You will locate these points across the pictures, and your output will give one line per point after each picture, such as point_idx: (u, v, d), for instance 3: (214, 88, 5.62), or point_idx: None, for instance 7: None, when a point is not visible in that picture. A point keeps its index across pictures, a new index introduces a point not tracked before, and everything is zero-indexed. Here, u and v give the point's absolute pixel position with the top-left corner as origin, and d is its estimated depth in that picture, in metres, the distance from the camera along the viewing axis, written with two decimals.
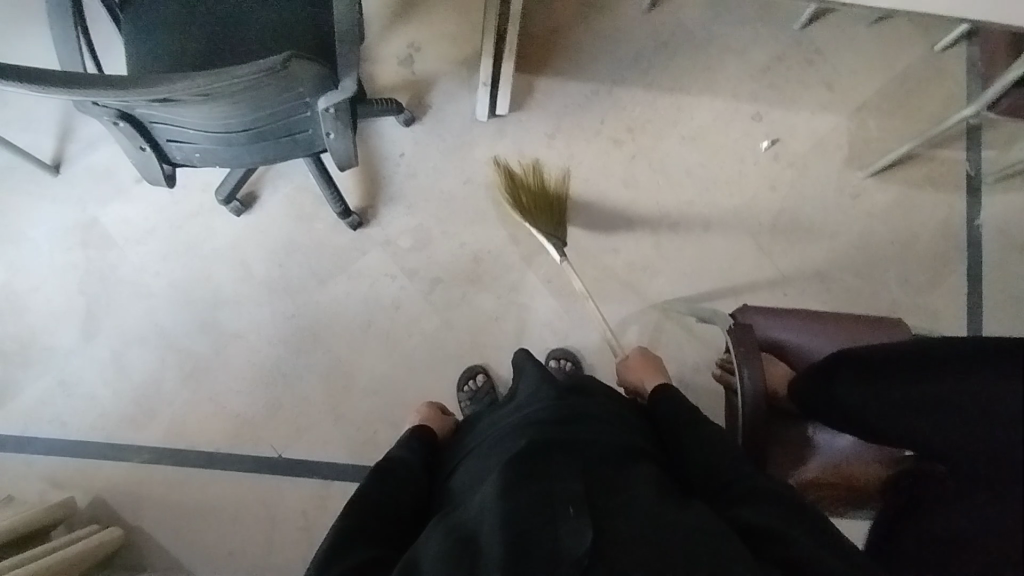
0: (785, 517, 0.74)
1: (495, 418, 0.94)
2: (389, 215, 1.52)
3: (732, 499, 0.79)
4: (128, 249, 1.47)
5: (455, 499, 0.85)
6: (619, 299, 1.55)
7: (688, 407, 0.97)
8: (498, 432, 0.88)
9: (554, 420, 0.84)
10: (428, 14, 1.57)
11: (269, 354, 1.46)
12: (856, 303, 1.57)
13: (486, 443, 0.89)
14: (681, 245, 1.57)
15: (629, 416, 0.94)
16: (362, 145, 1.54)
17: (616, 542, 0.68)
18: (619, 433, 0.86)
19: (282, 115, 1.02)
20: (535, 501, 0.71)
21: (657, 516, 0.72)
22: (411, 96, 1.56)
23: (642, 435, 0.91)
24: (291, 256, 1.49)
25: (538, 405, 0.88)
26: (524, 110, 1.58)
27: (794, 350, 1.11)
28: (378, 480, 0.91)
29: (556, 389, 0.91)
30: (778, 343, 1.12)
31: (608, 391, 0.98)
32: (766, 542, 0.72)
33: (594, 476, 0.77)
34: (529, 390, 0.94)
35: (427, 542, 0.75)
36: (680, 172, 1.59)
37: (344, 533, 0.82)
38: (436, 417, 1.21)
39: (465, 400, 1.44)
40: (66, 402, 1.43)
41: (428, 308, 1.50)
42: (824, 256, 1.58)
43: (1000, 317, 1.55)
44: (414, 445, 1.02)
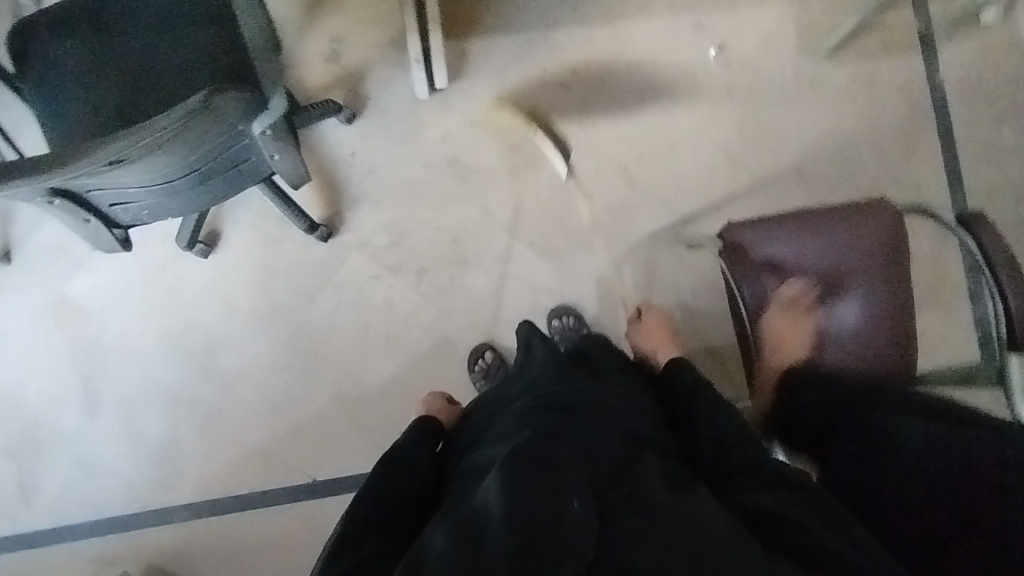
0: (796, 505, 0.72)
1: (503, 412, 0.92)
2: (356, 217, 1.47)
3: (743, 483, 0.78)
4: (106, 317, 1.42)
5: (462, 490, 0.83)
6: (605, 244, 1.53)
7: (697, 382, 0.99)
8: (506, 426, 0.87)
9: (560, 414, 0.84)
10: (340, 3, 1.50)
11: (276, 385, 1.44)
12: (834, 190, 1.57)
13: (496, 431, 0.89)
14: (653, 174, 1.54)
15: (636, 402, 0.93)
16: (311, 154, 1.48)
17: (619, 536, 0.66)
18: (628, 422, 0.86)
19: (205, 156, 0.96)
20: (536, 489, 0.69)
21: (670, 509, 0.70)
22: (346, 92, 1.49)
23: (655, 421, 0.92)
24: (271, 284, 1.45)
25: (542, 404, 0.87)
26: (463, 77, 1.52)
27: (782, 262, 1.13)
28: (391, 476, 0.91)
29: (561, 381, 0.92)
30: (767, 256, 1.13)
31: (611, 370, 1.01)
32: (772, 528, 0.70)
33: (601, 466, 0.75)
34: (535, 375, 0.96)
35: (430, 532, 0.74)
36: (635, 101, 1.55)
37: (351, 531, 0.82)
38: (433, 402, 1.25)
39: (479, 378, 1.45)
40: (89, 482, 1.39)
41: (420, 299, 1.47)
42: (794, 150, 1.57)
43: (976, 166, 1.56)
44: (422, 435, 1.03)
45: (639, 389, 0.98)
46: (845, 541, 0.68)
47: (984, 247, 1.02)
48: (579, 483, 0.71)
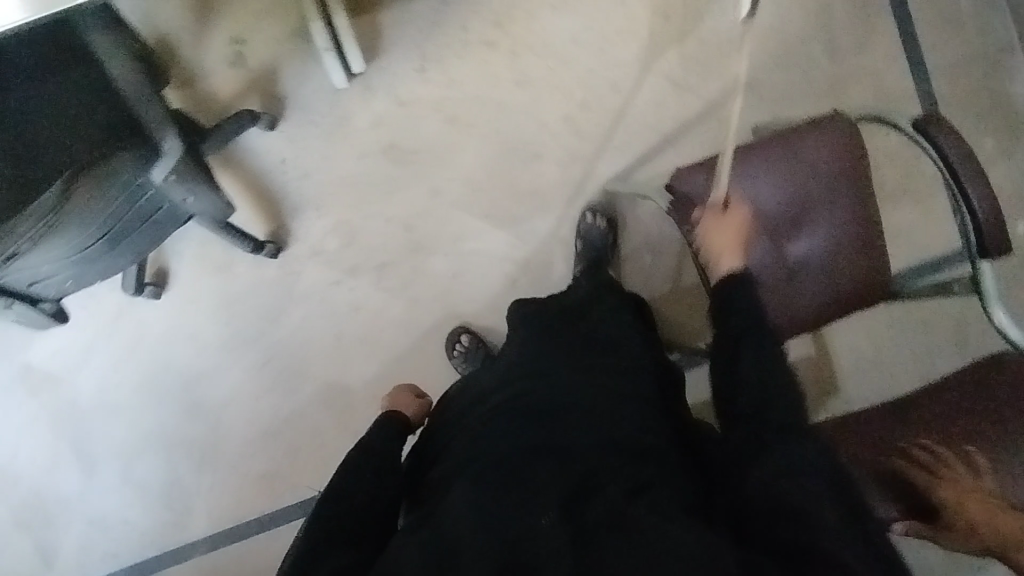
0: (796, 486, 0.69)
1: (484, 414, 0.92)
2: (302, 226, 1.42)
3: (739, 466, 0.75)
4: (75, 376, 1.40)
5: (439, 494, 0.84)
6: (564, 202, 1.46)
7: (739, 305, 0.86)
8: (494, 426, 0.88)
9: (548, 422, 0.86)
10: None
11: (263, 408, 1.43)
12: (790, 98, 1.49)
13: (476, 429, 0.90)
14: (601, 119, 1.46)
15: (629, 389, 0.93)
16: (240, 169, 1.41)
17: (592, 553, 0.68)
18: (619, 423, 0.86)
19: (112, 218, 0.92)
20: (503, 522, 0.73)
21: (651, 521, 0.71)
22: (261, 95, 1.40)
23: (650, 408, 0.92)
24: (233, 310, 1.41)
25: (522, 417, 0.88)
26: (382, 54, 1.41)
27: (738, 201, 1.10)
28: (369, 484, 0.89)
29: (544, 378, 0.93)
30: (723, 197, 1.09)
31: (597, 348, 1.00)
32: (766, 518, 0.69)
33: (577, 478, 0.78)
34: (522, 364, 0.98)
35: (403, 543, 0.76)
36: (567, 44, 1.44)
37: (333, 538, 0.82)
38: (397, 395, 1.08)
39: (460, 363, 1.40)
40: (103, 537, 1.41)
41: (386, 296, 1.43)
42: (743, 63, 1.48)
43: (935, 44, 1.49)
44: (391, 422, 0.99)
45: (636, 368, 0.98)
46: (840, 523, 0.67)
47: (941, 149, 0.96)
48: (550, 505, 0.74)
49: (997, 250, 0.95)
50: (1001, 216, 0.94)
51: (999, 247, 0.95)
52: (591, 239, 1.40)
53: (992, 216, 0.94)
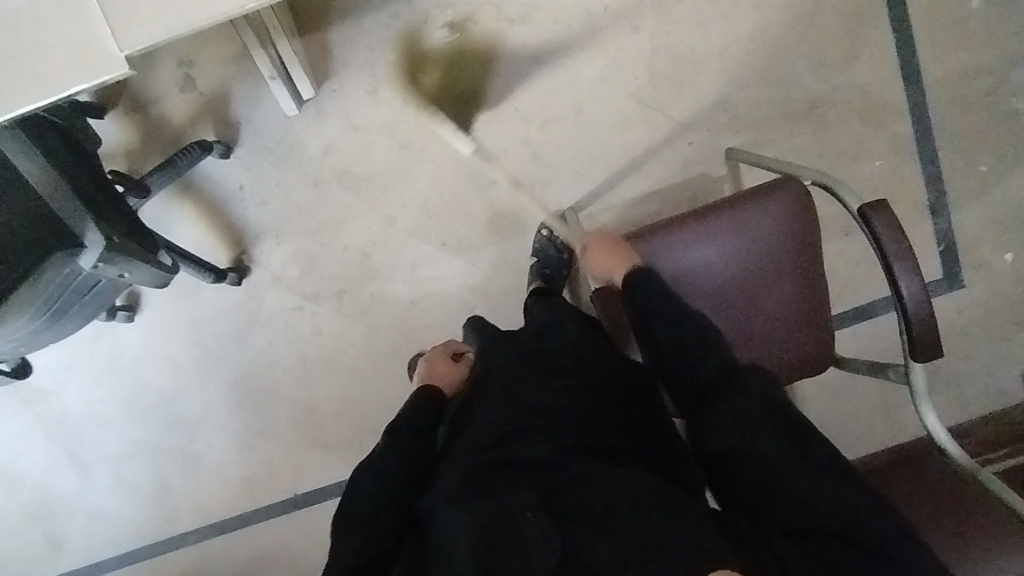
0: (791, 464, 0.77)
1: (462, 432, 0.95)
2: (263, 252, 1.44)
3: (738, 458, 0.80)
4: (62, 391, 1.51)
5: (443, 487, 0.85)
6: (522, 229, 1.43)
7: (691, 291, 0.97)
8: (486, 420, 0.91)
9: (540, 417, 0.89)
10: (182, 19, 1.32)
11: (236, 421, 1.52)
12: (770, 118, 1.38)
13: (477, 422, 0.92)
14: (562, 142, 1.39)
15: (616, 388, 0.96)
16: (200, 195, 1.42)
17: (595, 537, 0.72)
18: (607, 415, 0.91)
19: (47, 302, 0.96)
20: (491, 513, 0.75)
21: (643, 508, 0.74)
22: (213, 120, 1.37)
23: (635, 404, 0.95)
24: (203, 332, 1.48)
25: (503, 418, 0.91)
26: (333, 76, 1.36)
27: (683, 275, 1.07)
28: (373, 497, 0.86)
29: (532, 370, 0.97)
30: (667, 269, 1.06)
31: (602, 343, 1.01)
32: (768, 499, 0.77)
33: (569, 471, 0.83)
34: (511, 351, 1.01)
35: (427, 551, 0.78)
36: (527, 62, 1.36)
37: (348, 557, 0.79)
38: (446, 369, 1.06)
39: None
40: (104, 527, 1.58)
41: (347, 320, 1.47)
42: (719, 80, 1.37)
43: (931, 58, 1.36)
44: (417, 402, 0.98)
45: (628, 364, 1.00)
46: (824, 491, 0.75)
47: (880, 243, 0.94)
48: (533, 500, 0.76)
49: (929, 352, 0.94)
50: (935, 319, 0.92)
51: (930, 351, 0.94)
52: (546, 256, 1.36)
53: (924, 319, 0.92)
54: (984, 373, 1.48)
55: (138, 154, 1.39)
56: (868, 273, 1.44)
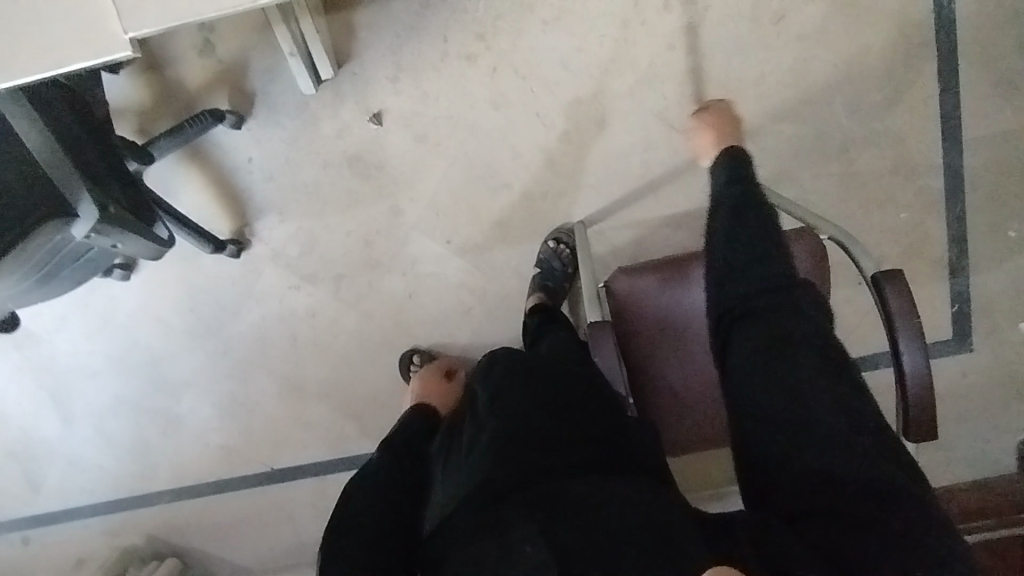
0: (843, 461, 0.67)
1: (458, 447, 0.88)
2: (265, 227, 1.42)
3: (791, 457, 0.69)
4: (54, 338, 1.51)
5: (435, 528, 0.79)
6: (528, 237, 1.40)
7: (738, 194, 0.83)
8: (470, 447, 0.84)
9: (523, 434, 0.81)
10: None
11: (221, 390, 1.52)
12: (797, 156, 1.33)
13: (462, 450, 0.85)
14: (580, 154, 1.35)
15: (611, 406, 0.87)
16: (208, 163, 1.39)
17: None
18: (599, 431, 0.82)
19: (37, 267, 0.95)
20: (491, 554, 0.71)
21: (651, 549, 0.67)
22: (229, 88, 1.34)
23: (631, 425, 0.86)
24: (197, 299, 1.47)
25: (495, 427, 0.82)
26: (355, 58, 1.32)
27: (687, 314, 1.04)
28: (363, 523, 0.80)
29: (516, 388, 0.87)
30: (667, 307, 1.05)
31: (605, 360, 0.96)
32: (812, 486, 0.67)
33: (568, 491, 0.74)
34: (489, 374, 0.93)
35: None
36: (554, 67, 1.31)
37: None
38: (438, 387, 1.18)
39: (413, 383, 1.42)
40: (83, 475, 1.59)
41: (342, 305, 1.45)
42: (750, 111, 1.32)
43: (974, 114, 1.30)
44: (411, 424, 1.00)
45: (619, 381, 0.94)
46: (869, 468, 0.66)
47: (889, 311, 0.91)
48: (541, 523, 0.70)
49: (924, 432, 0.91)
50: (933, 399, 0.89)
51: (922, 432, 0.91)
52: (549, 267, 1.34)
53: (922, 397, 0.89)
54: (979, 442, 1.44)
55: (150, 114, 1.36)
56: (875, 325, 1.40)
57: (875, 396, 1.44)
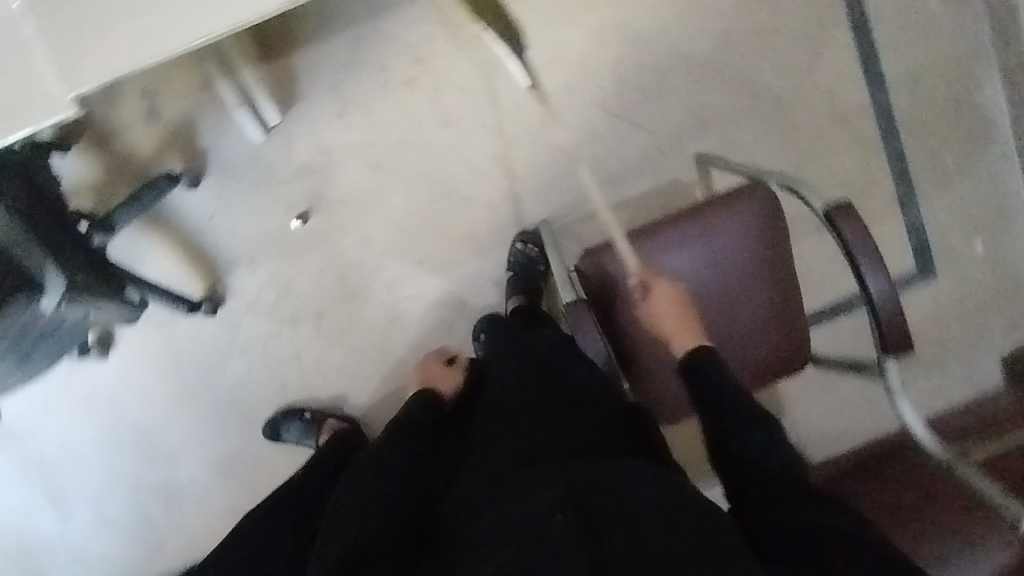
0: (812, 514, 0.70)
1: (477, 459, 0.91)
2: (237, 280, 1.42)
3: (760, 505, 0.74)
4: (39, 429, 1.48)
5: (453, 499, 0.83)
6: (496, 244, 1.42)
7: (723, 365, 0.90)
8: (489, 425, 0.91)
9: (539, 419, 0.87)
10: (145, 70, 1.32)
11: (218, 451, 1.50)
12: (738, 121, 1.39)
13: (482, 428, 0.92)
14: (533, 155, 1.39)
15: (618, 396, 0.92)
16: (169, 227, 1.40)
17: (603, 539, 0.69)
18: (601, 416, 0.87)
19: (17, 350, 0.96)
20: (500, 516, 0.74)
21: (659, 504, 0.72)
22: (180, 150, 1.36)
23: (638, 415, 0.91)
24: (180, 363, 1.46)
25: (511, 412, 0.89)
26: (299, 100, 1.36)
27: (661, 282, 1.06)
28: (387, 478, 0.86)
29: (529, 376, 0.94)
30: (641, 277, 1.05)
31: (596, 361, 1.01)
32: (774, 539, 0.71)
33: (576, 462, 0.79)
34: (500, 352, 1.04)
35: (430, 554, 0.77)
36: (493, 77, 1.36)
37: (344, 562, 0.74)
38: (444, 377, 1.15)
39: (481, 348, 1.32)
40: (88, 567, 1.54)
41: (327, 343, 1.45)
42: (686, 86, 1.37)
43: (890, 55, 1.38)
44: (413, 406, 1.03)
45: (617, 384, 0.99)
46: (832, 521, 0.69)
47: (846, 244, 0.95)
48: (562, 499, 0.72)
49: (899, 346, 0.96)
50: (903, 313, 0.95)
51: (899, 347, 0.96)
52: (522, 268, 1.36)
53: (892, 314, 0.94)
54: (964, 364, 1.48)
55: (106, 189, 1.37)
56: (842, 268, 1.45)
57: (858, 336, 1.47)
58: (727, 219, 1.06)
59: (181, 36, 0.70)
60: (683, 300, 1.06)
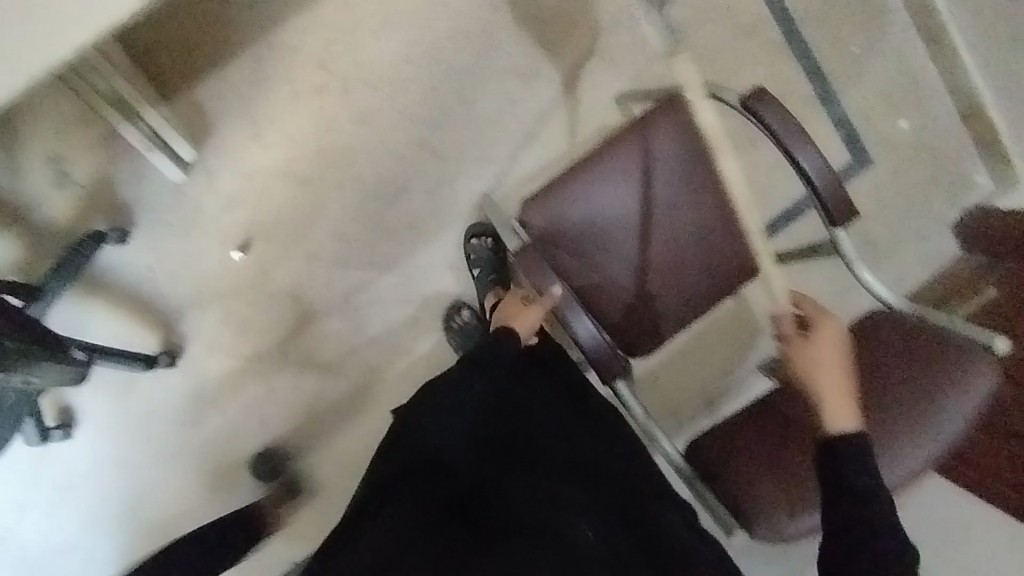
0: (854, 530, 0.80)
1: (467, 422, 0.96)
2: (191, 327, 1.38)
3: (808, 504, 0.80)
4: (19, 531, 1.40)
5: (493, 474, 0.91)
6: (442, 229, 1.40)
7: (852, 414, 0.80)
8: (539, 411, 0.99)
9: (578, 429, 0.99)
10: (50, 133, 1.31)
11: (209, 508, 1.43)
12: (646, 56, 1.41)
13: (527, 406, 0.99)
14: (457, 134, 1.39)
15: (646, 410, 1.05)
16: (108, 289, 1.36)
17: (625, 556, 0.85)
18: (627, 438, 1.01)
19: None
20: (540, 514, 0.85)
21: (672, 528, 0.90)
22: (101, 208, 1.32)
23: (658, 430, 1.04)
24: (152, 425, 1.40)
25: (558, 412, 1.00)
26: (211, 131, 1.33)
27: (610, 214, 1.04)
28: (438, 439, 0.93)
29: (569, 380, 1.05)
30: (588, 214, 1.04)
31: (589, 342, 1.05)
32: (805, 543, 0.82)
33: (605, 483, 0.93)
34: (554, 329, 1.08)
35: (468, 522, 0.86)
36: (399, 65, 1.36)
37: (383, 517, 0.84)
38: (524, 315, 1.03)
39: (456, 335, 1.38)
40: None
41: (297, 369, 1.41)
42: (588, 34, 1.39)
43: None
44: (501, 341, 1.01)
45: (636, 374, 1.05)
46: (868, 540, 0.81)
47: (770, 129, 0.95)
48: (586, 513, 0.87)
49: (845, 215, 0.97)
50: (840, 181, 0.96)
51: (845, 215, 0.97)
52: (486, 262, 1.29)
53: (830, 184, 0.95)
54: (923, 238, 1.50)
55: (32, 265, 1.32)
56: (780, 175, 1.48)
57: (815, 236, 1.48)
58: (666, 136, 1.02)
59: (66, 36, 0.71)
60: (635, 227, 1.05)
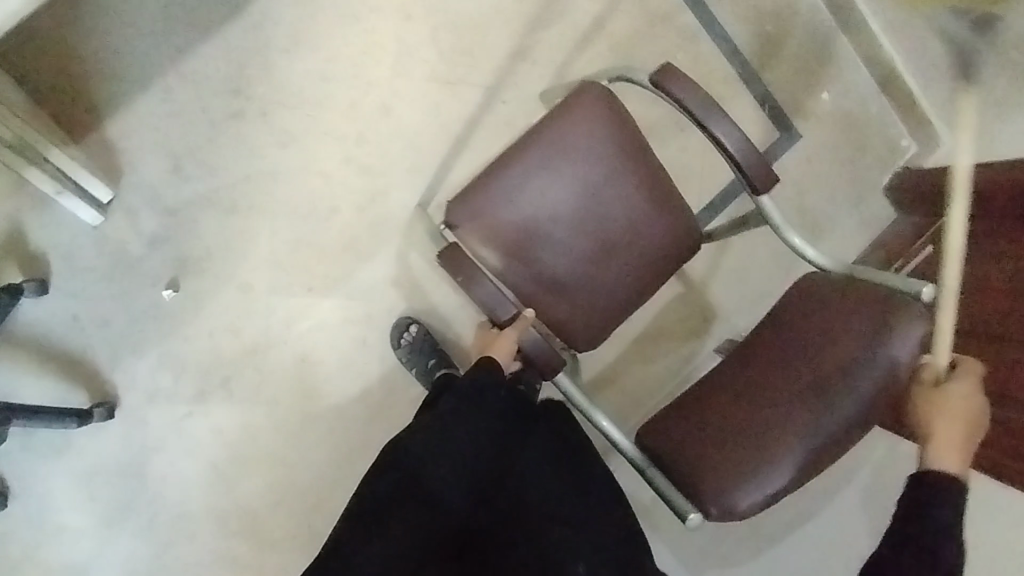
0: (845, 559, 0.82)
1: (463, 457, 0.90)
2: (125, 374, 1.32)
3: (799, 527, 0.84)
4: None
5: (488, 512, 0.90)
6: (380, 244, 1.37)
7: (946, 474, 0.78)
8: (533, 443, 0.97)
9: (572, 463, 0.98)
10: None
11: (165, 564, 1.35)
12: (565, 52, 1.41)
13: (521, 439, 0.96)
14: (384, 147, 1.36)
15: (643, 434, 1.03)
16: (32, 344, 1.29)
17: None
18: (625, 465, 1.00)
19: None
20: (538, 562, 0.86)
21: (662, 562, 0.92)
22: (17, 260, 1.26)
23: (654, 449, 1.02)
24: (94, 483, 1.33)
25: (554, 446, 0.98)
26: (128, 169, 1.29)
27: (536, 207, 1.02)
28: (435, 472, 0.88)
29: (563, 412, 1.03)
30: (513, 209, 1.02)
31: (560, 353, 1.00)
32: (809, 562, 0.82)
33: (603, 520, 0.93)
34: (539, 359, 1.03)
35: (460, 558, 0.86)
36: (317, 84, 1.34)
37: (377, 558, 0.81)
38: (499, 341, 0.97)
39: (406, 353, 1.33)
40: None
41: (243, 405, 1.35)
42: (504, 36, 1.39)
43: None
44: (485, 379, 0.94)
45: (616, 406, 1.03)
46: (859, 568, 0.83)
47: (681, 103, 0.95)
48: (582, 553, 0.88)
49: (766, 182, 0.96)
50: (756, 149, 0.95)
51: (766, 182, 0.96)
52: None
53: (746, 153, 0.95)
54: (858, 204, 1.51)
55: None
56: (712, 157, 1.49)
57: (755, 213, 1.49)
58: (581, 123, 1.02)
59: None
60: (560, 217, 1.03)
